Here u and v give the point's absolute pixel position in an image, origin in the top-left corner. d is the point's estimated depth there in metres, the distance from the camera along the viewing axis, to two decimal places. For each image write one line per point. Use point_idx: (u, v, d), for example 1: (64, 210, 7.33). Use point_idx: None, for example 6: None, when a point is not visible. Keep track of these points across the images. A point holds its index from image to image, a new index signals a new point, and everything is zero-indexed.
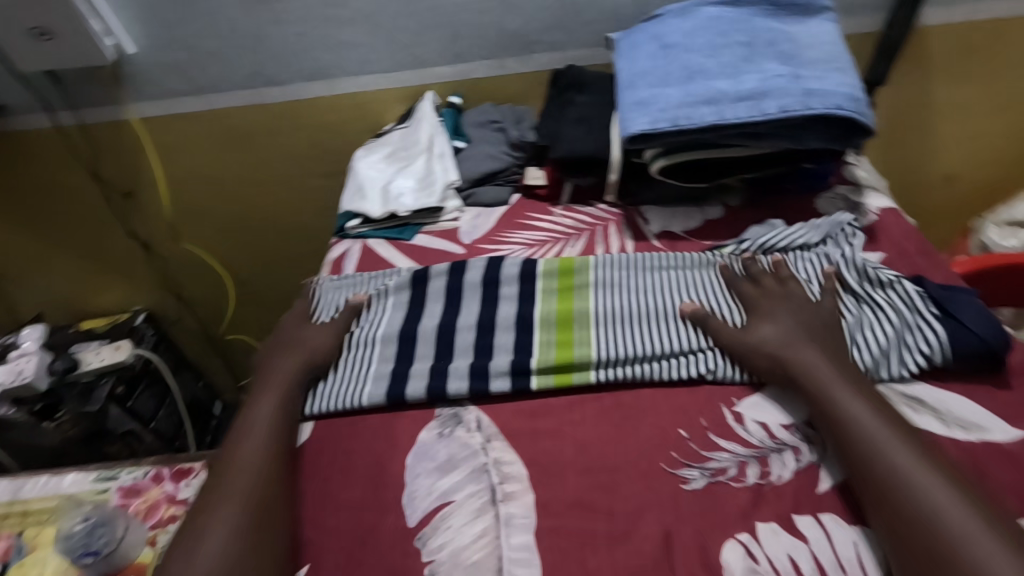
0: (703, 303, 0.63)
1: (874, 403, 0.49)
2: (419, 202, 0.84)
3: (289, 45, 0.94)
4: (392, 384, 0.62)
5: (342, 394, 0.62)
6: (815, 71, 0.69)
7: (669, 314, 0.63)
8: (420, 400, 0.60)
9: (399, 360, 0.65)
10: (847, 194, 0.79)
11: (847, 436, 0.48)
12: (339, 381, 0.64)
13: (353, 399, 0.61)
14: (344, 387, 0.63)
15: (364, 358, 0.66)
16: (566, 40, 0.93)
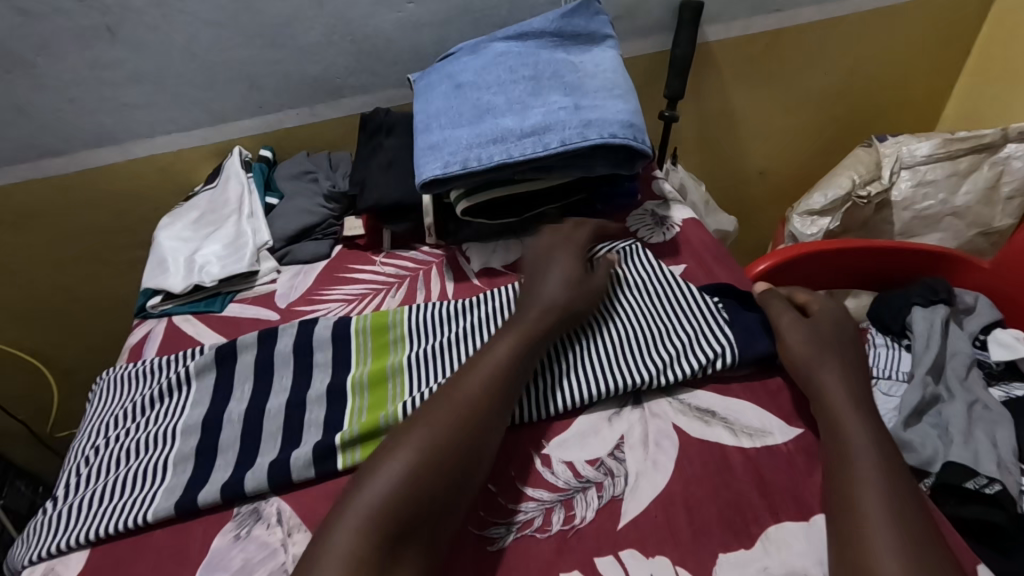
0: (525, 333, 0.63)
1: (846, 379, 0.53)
2: (227, 269, 0.78)
3: (61, 112, 0.84)
4: (188, 485, 0.56)
5: (122, 510, 0.54)
6: (595, 100, 0.71)
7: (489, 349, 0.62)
8: (213, 503, 0.54)
9: (196, 456, 0.58)
10: (654, 209, 0.83)
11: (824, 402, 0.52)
12: (118, 494, 0.56)
13: (133, 515, 0.54)
14: (124, 500, 0.55)
15: (154, 458, 0.58)
16: (373, 83, 0.91)
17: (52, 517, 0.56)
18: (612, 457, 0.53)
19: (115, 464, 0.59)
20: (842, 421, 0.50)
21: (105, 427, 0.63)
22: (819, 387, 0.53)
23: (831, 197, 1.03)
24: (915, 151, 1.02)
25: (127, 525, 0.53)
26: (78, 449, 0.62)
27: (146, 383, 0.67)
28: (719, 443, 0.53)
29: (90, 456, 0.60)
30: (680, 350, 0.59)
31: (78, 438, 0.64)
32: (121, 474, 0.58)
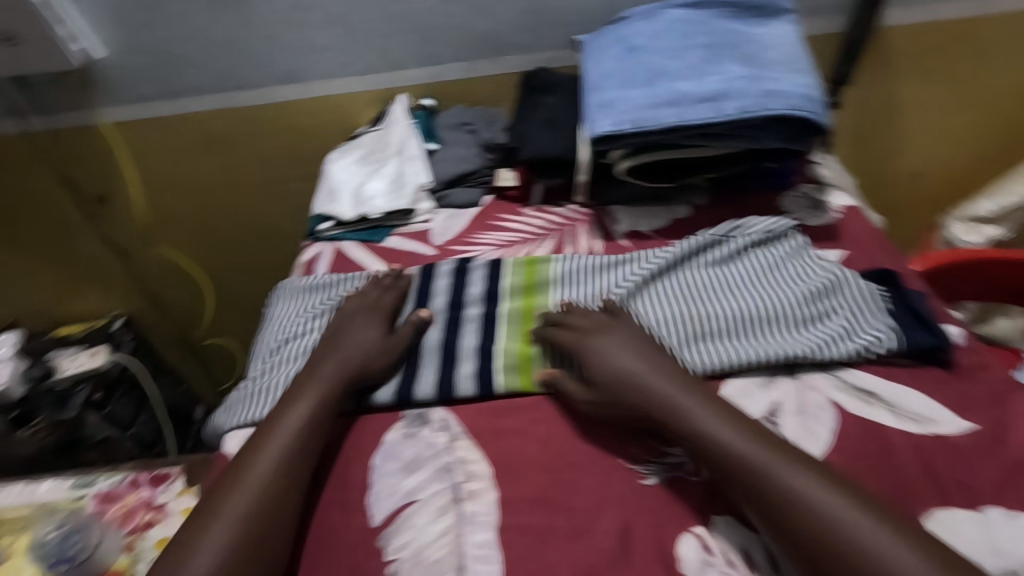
0: (675, 299, 0.65)
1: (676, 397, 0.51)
2: (391, 204, 0.85)
3: (260, 49, 0.94)
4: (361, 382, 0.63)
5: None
6: (775, 73, 0.70)
7: (638, 311, 0.64)
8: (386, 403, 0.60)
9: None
10: (810, 192, 0.80)
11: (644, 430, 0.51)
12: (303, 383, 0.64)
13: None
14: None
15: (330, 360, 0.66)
16: (536, 43, 0.93)
17: (248, 394, 0.65)
18: (766, 420, 0.54)
19: (298, 357, 0.67)
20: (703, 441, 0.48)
21: (287, 327, 0.72)
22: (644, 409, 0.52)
23: (1002, 204, 0.95)
24: None
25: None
26: (264, 343, 0.71)
27: (320, 296, 0.74)
28: (881, 424, 0.53)
29: (276, 350, 0.69)
30: (836, 334, 0.59)
31: (264, 334, 0.73)
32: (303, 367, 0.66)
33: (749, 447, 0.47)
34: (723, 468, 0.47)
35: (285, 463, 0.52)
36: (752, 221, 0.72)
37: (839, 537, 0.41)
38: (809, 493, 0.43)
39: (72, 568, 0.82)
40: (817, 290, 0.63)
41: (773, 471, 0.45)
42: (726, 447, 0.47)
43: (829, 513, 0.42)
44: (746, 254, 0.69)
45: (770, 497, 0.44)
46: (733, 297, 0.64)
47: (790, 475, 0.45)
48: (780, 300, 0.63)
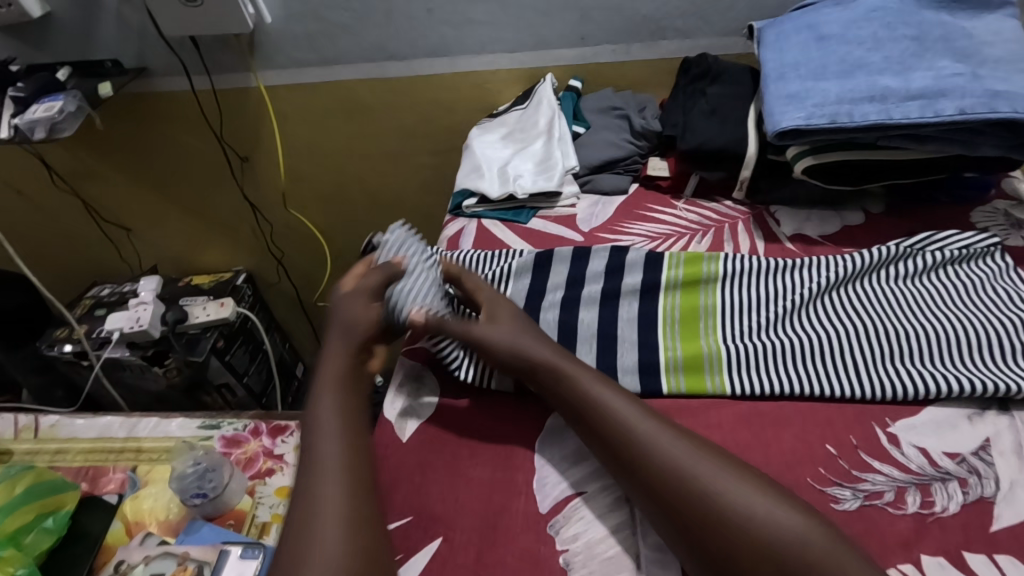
0: (858, 313, 0.59)
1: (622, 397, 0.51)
2: (538, 185, 0.83)
3: (416, 21, 0.94)
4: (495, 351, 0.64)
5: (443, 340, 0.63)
6: (998, 72, 0.62)
7: (813, 321, 0.60)
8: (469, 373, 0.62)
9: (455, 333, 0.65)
10: (1008, 210, 0.72)
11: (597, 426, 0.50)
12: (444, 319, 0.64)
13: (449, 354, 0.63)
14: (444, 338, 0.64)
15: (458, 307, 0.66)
16: (698, 28, 0.89)
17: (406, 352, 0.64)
18: (976, 457, 0.49)
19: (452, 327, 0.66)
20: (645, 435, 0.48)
21: (438, 256, 0.71)
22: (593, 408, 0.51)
23: None
24: None
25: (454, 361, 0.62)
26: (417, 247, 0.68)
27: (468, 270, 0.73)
28: None
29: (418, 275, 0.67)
30: None
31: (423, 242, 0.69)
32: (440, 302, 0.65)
33: (656, 437, 0.47)
34: (645, 468, 0.46)
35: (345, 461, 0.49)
36: (947, 235, 0.66)
37: (748, 529, 0.41)
38: (719, 486, 0.44)
39: (202, 508, 0.82)
40: None
41: (673, 463, 0.45)
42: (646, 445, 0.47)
43: (740, 508, 0.42)
44: (941, 271, 0.62)
45: (677, 491, 0.44)
46: (926, 317, 0.58)
47: (686, 463, 0.45)
48: (982, 326, 0.56)
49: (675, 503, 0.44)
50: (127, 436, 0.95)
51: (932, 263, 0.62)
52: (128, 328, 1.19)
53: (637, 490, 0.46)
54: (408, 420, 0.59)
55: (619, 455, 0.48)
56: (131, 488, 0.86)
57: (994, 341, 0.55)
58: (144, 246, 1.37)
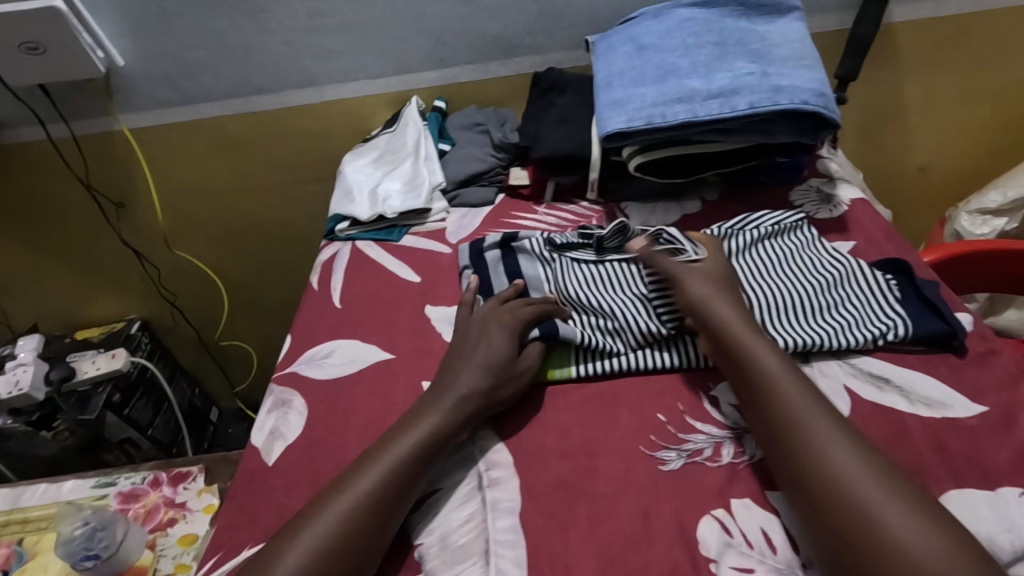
0: None
1: (793, 374, 0.51)
2: (406, 203, 0.86)
3: (276, 54, 0.96)
4: (545, 328, 0.61)
5: (620, 327, 0.62)
6: (783, 69, 0.71)
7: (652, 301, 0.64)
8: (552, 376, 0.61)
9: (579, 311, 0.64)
10: (820, 186, 0.81)
11: (761, 396, 0.50)
12: (640, 309, 0.63)
13: (594, 347, 0.61)
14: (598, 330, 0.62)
15: (569, 308, 0.66)
16: (545, 44, 0.96)
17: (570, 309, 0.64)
18: None
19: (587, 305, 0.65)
20: (801, 410, 0.48)
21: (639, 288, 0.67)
22: (764, 377, 0.51)
23: (1013, 196, 0.96)
24: None
25: (608, 349, 0.61)
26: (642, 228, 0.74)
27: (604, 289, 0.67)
28: (895, 410, 0.54)
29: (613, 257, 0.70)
30: (847, 323, 0.60)
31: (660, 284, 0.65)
32: (609, 292, 0.66)
33: (813, 425, 0.47)
34: (787, 445, 0.47)
35: (380, 489, 0.49)
36: (761, 214, 0.73)
37: (868, 520, 0.42)
38: (850, 474, 0.44)
39: (96, 570, 0.78)
40: (829, 281, 0.63)
41: (823, 455, 0.46)
42: (799, 424, 0.48)
43: (857, 495, 0.43)
44: (757, 246, 0.69)
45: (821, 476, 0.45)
46: (752, 286, 0.64)
47: (827, 448, 0.46)
48: (795, 290, 0.63)
49: (801, 479, 0.46)
50: (12, 507, 0.91)
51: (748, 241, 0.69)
52: (6, 394, 1.13)
53: (781, 462, 0.47)
54: (275, 443, 0.61)
55: (773, 428, 0.49)
56: (18, 562, 0.82)
57: (802, 302, 0.62)
58: (21, 305, 1.30)
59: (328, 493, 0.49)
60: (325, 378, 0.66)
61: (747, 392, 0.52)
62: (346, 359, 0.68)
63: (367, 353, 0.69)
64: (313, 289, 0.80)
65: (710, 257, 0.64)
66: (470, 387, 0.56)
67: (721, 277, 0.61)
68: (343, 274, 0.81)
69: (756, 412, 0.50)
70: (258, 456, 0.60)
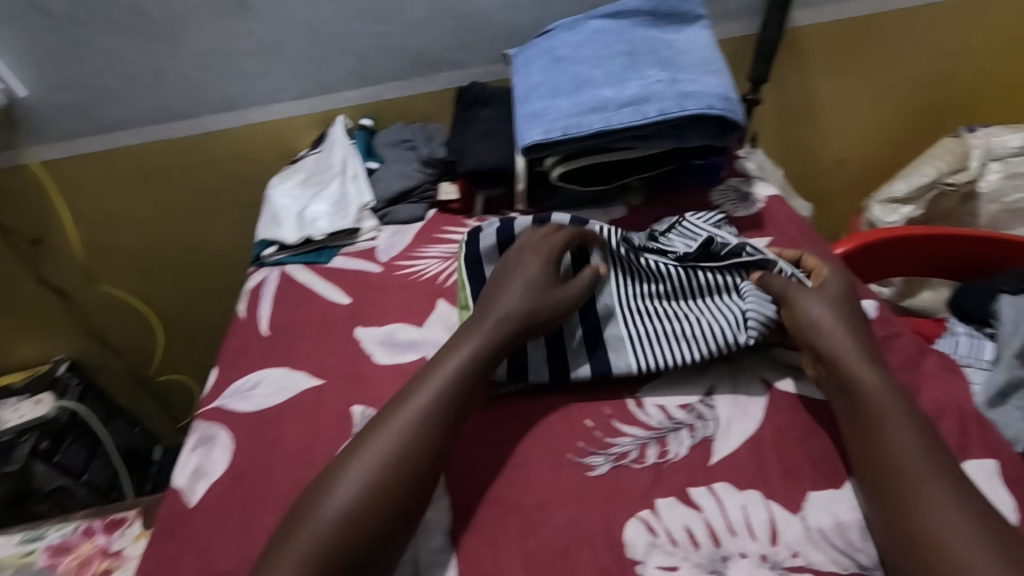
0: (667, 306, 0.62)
1: (916, 421, 0.47)
2: (335, 225, 0.85)
3: (191, 79, 0.93)
4: (596, 360, 0.59)
5: (695, 336, 0.58)
6: (691, 75, 0.74)
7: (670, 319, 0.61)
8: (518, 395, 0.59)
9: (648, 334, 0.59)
10: (738, 185, 0.84)
11: (877, 442, 0.47)
12: (722, 315, 0.59)
13: (660, 358, 0.58)
14: (665, 341, 0.59)
15: (628, 312, 0.62)
16: (469, 58, 0.96)
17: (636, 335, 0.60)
18: (703, 403, 0.57)
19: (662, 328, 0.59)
20: (912, 457, 0.45)
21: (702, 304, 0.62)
22: (885, 421, 0.48)
23: (916, 184, 1.03)
24: (1006, 142, 1.03)
25: (675, 359, 0.58)
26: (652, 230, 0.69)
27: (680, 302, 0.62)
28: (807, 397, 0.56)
29: (671, 238, 0.66)
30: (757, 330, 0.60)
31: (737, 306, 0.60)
32: (690, 301, 0.62)
33: (930, 477, 0.44)
34: (903, 500, 0.44)
35: (405, 448, 0.49)
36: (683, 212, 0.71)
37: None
38: (941, 517, 0.42)
39: None
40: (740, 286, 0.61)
41: (938, 517, 0.42)
42: (916, 476, 0.44)
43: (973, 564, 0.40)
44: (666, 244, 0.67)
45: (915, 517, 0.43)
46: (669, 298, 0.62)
47: (939, 505, 0.43)
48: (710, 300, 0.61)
49: (915, 542, 0.42)
50: None
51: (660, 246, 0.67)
52: None
53: (889, 519, 0.44)
54: (198, 483, 0.59)
55: (886, 479, 0.45)
56: None
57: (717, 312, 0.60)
58: None
59: (341, 465, 0.49)
60: (251, 410, 0.64)
61: (854, 421, 0.49)
62: (274, 389, 0.66)
63: (296, 380, 0.67)
64: (240, 318, 0.78)
65: (829, 279, 0.59)
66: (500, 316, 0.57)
67: (840, 301, 0.57)
68: (271, 300, 0.79)
69: (872, 462, 0.47)
70: (181, 498, 0.58)
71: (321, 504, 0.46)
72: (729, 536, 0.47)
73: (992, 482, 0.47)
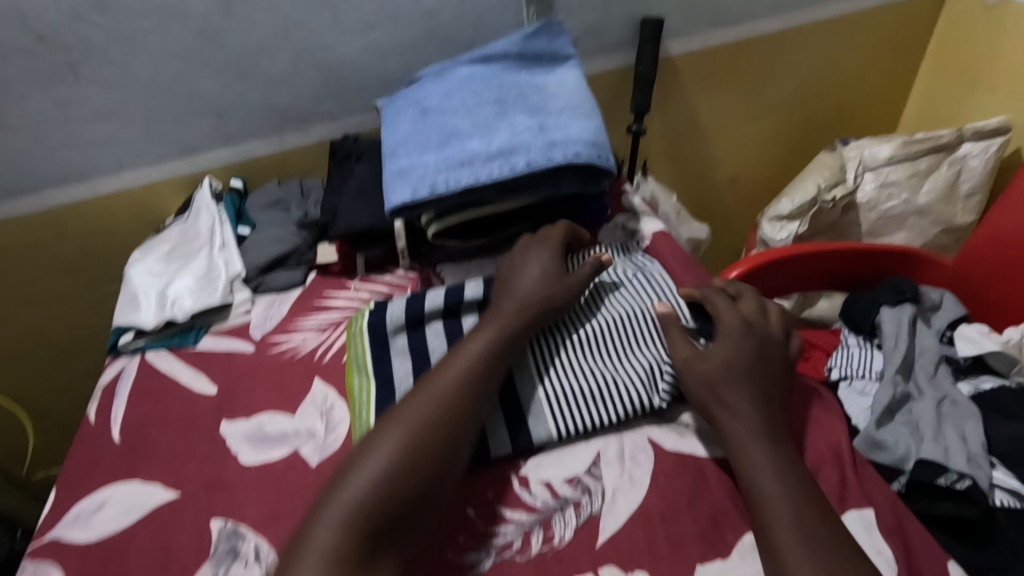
0: (578, 358, 0.59)
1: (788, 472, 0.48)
2: (200, 302, 0.77)
3: (26, 151, 0.84)
4: (515, 433, 0.55)
5: (609, 395, 0.56)
6: (560, 120, 0.72)
7: (583, 371, 0.58)
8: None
9: (563, 400, 0.57)
10: (625, 224, 0.83)
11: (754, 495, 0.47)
12: (635, 376, 0.57)
13: (579, 421, 0.55)
14: (587, 402, 0.56)
15: (547, 372, 0.59)
16: (341, 109, 0.92)
17: (553, 397, 0.57)
18: (589, 474, 0.54)
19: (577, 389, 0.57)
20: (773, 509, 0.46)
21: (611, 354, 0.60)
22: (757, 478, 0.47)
23: (799, 202, 1.07)
24: (876, 153, 1.07)
25: (596, 421, 0.56)
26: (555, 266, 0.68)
27: (593, 356, 0.60)
28: (694, 455, 0.54)
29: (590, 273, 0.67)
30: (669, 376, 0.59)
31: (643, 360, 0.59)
32: (608, 355, 0.60)
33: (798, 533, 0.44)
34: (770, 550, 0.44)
35: (392, 468, 0.47)
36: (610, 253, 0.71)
37: None
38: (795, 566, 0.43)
39: None
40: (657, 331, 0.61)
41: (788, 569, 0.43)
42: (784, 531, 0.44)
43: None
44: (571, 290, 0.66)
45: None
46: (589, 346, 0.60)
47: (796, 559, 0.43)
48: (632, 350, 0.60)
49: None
50: None
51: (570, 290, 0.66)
52: None
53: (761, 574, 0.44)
54: None
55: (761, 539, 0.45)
56: None
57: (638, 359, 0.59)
58: None
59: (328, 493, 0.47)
60: (92, 540, 0.56)
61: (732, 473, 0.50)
62: (121, 510, 0.58)
63: (147, 497, 0.59)
64: (88, 423, 0.69)
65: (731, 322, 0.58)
66: (520, 300, 0.60)
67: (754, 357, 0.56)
68: (126, 398, 0.70)
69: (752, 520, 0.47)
70: None
71: (338, 493, 0.46)
72: None
73: (870, 533, 0.47)
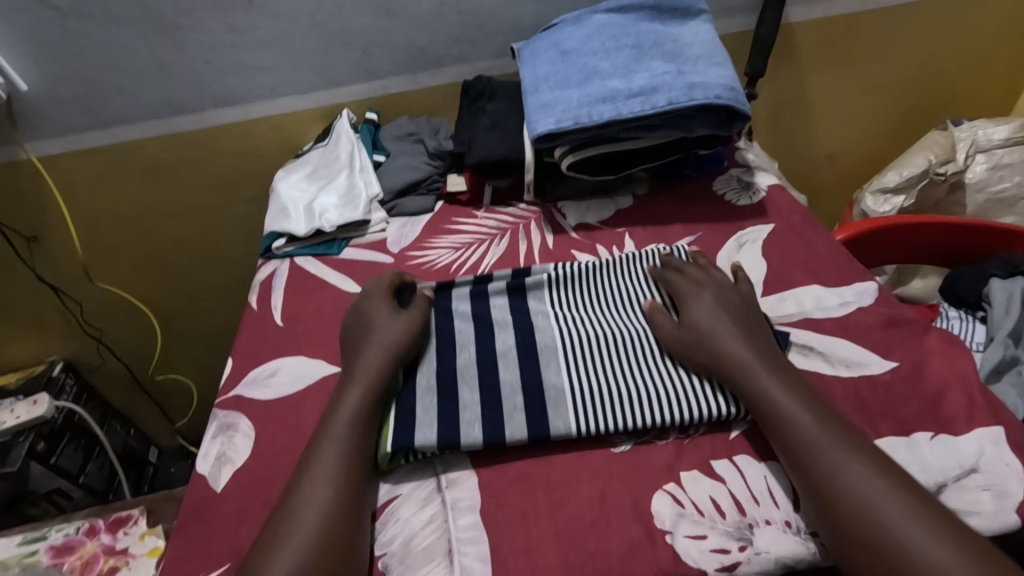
0: (607, 355, 0.59)
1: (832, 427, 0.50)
2: (344, 217, 0.85)
3: (197, 73, 0.93)
4: (532, 421, 0.54)
5: (639, 399, 0.55)
6: (696, 67, 0.76)
7: (610, 369, 0.58)
8: (432, 447, 0.53)
9: (586, 397, 0.56)
10: (739, 175, 0.86)
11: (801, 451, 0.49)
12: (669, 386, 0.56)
13: (602, 420, 0.54)
14: (611, 403, 0.55)
15: (572, 364, 0.59)
16: (472, 53, 0.98)
17: (579, 392, 0.56)
18: None
19: (602, 388, 0.56)
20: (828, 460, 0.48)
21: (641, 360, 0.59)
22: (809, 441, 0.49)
23: (907, 175, 1.08)
24: (991, 135, 1.06)
25: (620, 422, 0.54)
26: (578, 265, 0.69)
27: (623, 356, 0.59)
28: (817, 372, 0.59)
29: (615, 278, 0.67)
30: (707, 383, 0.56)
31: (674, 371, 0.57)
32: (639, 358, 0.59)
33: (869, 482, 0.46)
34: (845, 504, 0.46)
35: None
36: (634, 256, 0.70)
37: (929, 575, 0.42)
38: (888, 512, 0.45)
39: None
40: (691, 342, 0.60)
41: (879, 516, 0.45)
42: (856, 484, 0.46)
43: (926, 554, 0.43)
44: (599, 285, 0.67)
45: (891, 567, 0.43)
46: (617, 347, 0.60)
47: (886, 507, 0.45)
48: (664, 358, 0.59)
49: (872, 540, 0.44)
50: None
51: (597, 290, 0.66)
52: None
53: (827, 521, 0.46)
54: (222, 468, 0.59)
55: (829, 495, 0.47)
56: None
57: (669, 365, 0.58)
58: None
59: None
60: (271, 397, 0.65)
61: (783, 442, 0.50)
62: (292, 377, 0.67)
63: (315, 368, 0.67)
64: (251, 309, 0.78)
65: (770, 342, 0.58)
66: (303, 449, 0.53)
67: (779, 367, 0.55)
68: (283, 292, 0.79)
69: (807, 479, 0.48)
70: (205, 483, 0.58)
71: None
72: (752, 505, 0.50)
73: (999, 447, 0.51)
